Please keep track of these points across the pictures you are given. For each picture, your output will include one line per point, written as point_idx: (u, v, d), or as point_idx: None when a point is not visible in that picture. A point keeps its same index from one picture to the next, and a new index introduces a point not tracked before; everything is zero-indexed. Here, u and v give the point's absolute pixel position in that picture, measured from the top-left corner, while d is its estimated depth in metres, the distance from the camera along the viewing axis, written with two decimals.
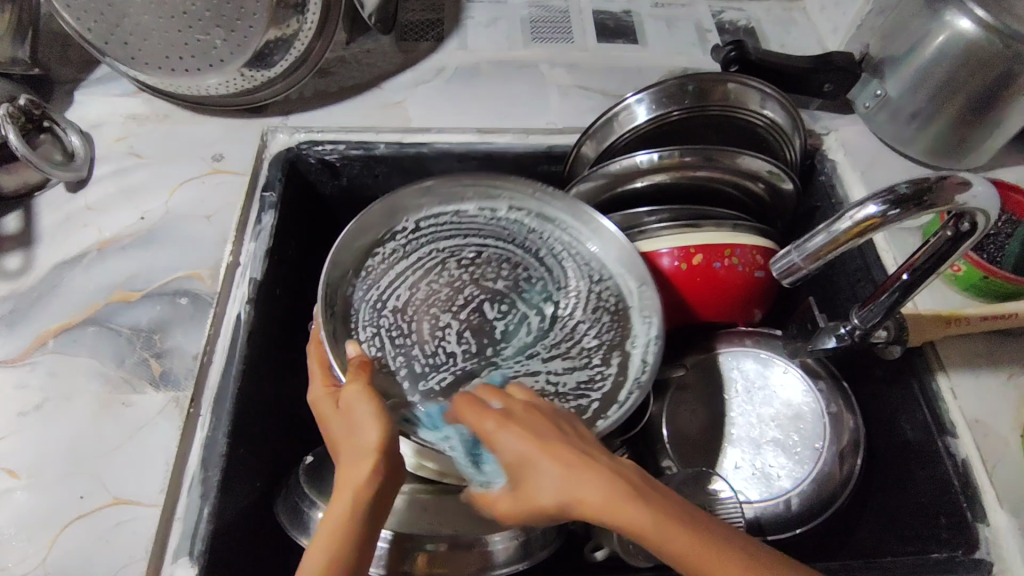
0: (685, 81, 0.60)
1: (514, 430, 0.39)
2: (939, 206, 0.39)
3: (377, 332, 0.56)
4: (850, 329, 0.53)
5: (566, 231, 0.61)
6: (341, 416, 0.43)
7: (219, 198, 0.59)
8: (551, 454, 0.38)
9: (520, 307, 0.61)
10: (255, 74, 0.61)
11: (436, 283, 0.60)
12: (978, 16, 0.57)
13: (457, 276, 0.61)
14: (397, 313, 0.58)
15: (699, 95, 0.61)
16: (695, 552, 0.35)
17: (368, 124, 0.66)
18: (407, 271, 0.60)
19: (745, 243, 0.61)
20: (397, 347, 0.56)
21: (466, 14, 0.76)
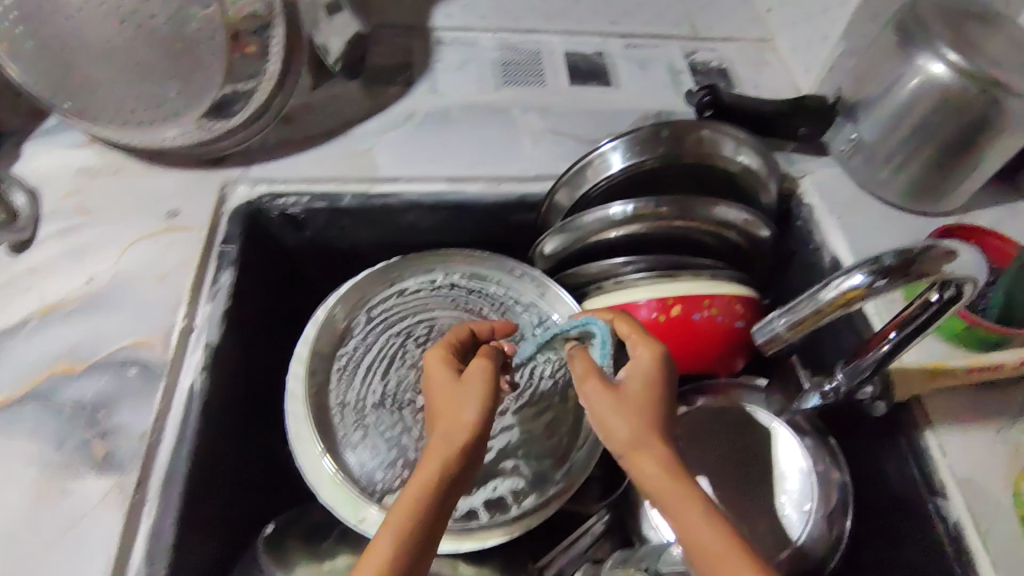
0: (654, 130, 0.59)
1: (653, 365, 0.42)
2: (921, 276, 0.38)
3: (361, 425, 0.56)
4: (835, 387, 0.51)
5: (502, 286, 0.65)
6: (450, 382, 0.42)
7: (174, 259, 0.56)
8: (660, 404, 0.41)
9: None
10: (214, 124, 0.58)
11: (400, 363, 0.60)
12: (952, 60, 0.57)
13: (417, 350, 0.61)
14: (375, 403, 0.58)
15: (673, 145, 0.59)
16: (719, 540, 0.35)
17: (334, 174, 0.63)
18: (373, 356, 0.60)
19: (724, 294, 0.61)
20: (382, 438, 0.56)
21: (434, 58, 0.74)
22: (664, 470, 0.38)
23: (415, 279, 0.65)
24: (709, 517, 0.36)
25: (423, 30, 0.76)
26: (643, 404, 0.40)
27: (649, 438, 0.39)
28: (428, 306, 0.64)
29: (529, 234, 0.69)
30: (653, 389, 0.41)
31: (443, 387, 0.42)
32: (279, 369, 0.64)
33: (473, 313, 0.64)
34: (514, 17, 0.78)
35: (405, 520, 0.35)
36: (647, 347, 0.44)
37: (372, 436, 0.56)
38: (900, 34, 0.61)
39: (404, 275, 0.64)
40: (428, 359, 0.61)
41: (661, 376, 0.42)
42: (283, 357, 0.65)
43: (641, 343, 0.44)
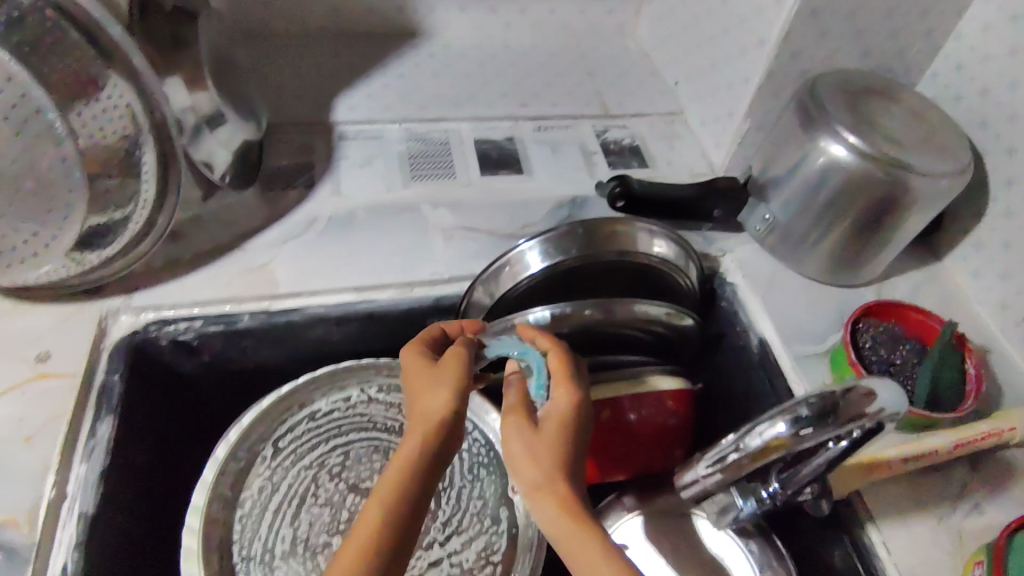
0: (567, 230, 0.57)
1: (573, 408, 0.45)
2: (846, 420, 0.35)
3: None
4: (773, 494, 0.49)
5: None
6: (426, 370, 0.45)
7: (42, 412, 0.50)
8: (572, 444, 0.44)
9: None
10: (86, 257, 0.52)
11: (313, 499, 0.55)
12: (850, 143, 0.57)
13: (331, 482, 0.56)
14: (284, 552, 0.52)
15: (587, 243, 0.58)
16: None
17: (227, 294, 0.58)
18: (281, 495, 0.55)
19: (653, 390, 0.58)
20: None
21: (339, 154, 0.70)
22: (561, 510, 0.41)
23: (326, 399, 0.60)
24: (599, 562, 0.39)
25: (324, 125, 0.73)
26: (552, 447, 0.43)
27: (554, 480, 0.42)
28: (342, 428, 0.59)
29: None
30: (571, 429, 0.44)
31: (418, 376, 0.45)
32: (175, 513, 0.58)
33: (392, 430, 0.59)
34: (419, 106, 0.76)
35: (368, 540, 0.37)
36: (568, 377, 0.46)
37: None
38: (800, 115, 0.61)
39: (314, 396, 0.59)
40: (344, 491, 0.56)
41: (577, 416, 0.45)
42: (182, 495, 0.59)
43: (557, 375, 0.46)
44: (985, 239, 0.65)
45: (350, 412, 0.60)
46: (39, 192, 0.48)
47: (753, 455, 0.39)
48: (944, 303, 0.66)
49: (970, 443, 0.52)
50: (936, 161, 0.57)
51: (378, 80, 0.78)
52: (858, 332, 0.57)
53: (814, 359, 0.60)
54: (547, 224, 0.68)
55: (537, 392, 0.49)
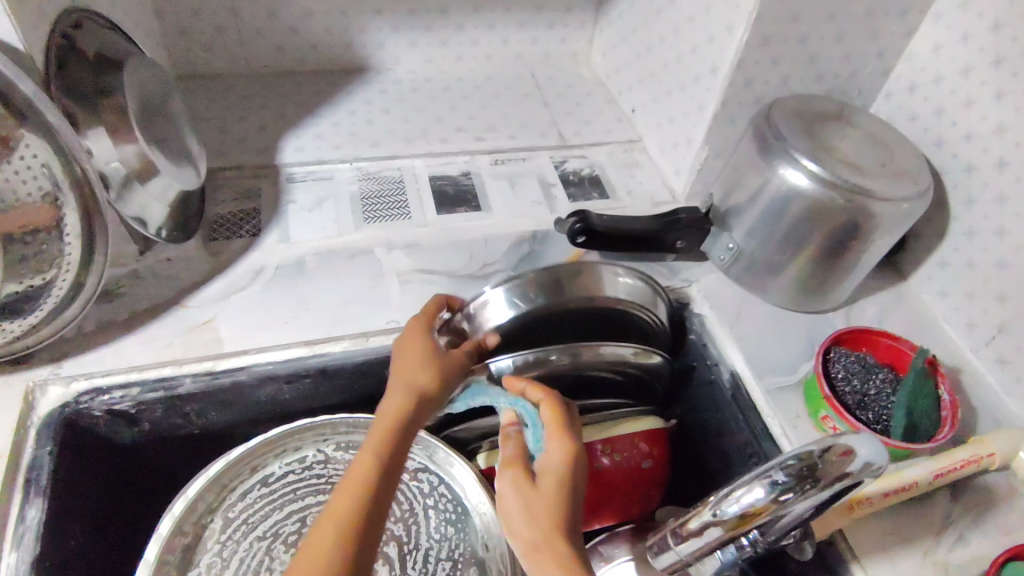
0: (533, 277, 0.53)
1: (572, 460, 0.43)
2: (827, 483, 0.35)
3: None
4: (753, 541, 0.46)
5: None
6: (417, 359, 0.48)
7: None
8: (570, 500, 0.42)
9: None
10: (5, 327, 0.48)
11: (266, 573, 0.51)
12: (811, 170, 0.55)
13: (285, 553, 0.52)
14: None
15: (554, 291, 0.54)
16: None
17: (167, 355, 0.54)
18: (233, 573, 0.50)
19: (625, 431, 0.57)
20: None
21: (287, 198, 0.67)
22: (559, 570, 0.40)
23: (280, 464, 0.56)
24: None
25: (271, 168, 0.70)
26: (550, 506, 0.41)
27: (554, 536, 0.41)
28: (297, 494, 0.55)
29: None
30: (570, 479, 0.43)
31: (409, 363, 0.47)
32: None
33: None
34: (371, 144, 0.74)
35: (345, 513, 0.39)
36: (565, 427, 0.44)
37: None
38: (758, 143, 0.60)
39: (265, 461, 0.56)
40: None
41: (574, 470, 0.43)
42: None
43: (553, 428, 0.44)
44: (949, 257, 0.64)
45: (305, 475, 0.56)
46: None
47: (730, 524, 0.39)
48: (913, 323, 0.65)
49: (949, 472, 0.51)
50: (897, 184, 0.56)
51: (326, 118, 0.76)
52: (830, 363, 0.56)
53: (787, 391, 0.58)
54: (508, 262, 0.65)
55: (533, 443, 0.46)
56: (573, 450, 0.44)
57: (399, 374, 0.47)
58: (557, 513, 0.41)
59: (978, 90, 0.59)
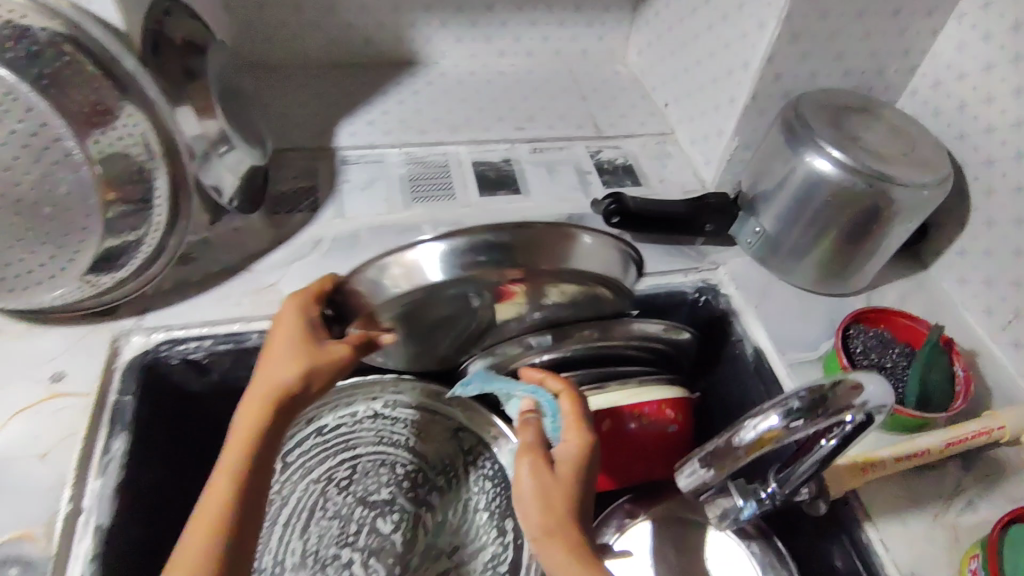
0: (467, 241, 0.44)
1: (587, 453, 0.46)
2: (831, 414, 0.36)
3: None
4: (770, 494, 0.51)
5: (429, 412, 0.61)
6: (278, 363, 0.45)
7: (57, 430, 0.51)
8: (582, 492, 0.45)
9: (410, 508, 0.59)
10: (98, 279, 0.54)
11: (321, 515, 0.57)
12: (835, 158, 0.59)
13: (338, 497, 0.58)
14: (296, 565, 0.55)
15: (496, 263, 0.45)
16: None
17: (237, 314, 0.60)
18: (293, 513, 0.57)
19: (653, 397, 0.60)
20: None
21: (342, 177, 0.73)
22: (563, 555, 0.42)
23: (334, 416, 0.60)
24: None
25: (327, 150, 0.75)
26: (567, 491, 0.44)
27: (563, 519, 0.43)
28: (349, 445, 0.60)
29: None
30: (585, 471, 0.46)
31: (269, 369, 0.45)
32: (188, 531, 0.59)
33: (400, 446, 0.60)
34: (418, 130, 0.79)
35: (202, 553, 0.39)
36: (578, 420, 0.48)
37: None
38: (785, 133, 0.63)
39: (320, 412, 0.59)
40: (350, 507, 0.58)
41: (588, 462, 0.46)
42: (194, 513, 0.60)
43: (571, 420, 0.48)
44: (968, 246, 0.67)
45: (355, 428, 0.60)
46: (55, 222, 0.48)
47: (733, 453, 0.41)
48: (931, 309, 0.68)
49: (961, 441, 0.54)
50: (916, 171, 0.59)
51: (378, 107, 0.81)
52: (850, 339, 0.59)
53: (808, 364, 0.62)
54: None
55: (551, 430, 0.53)
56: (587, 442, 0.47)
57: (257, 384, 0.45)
58: (568, 504, 0.44)
59: (998, 86, 0.62)
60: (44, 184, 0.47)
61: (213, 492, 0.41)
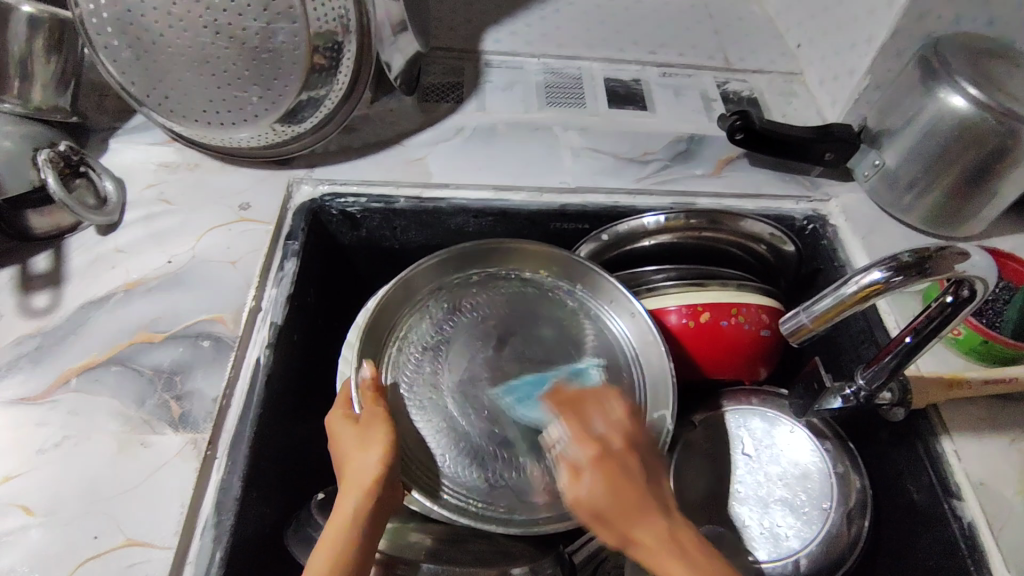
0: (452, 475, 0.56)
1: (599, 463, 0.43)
2: (938, 274, 0.41)
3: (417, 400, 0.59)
4: (855, 390, 0.54)
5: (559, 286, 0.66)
6: (351, 431, 0.49)
7: (244, 246, 0.61)
8: (633, 482, 0.42)
9: (527, 358, 0.63)
10: (286, 129, 0.64)
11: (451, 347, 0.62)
12: (970, 94, 0.60)
13: (469, 336, 0.63)
14: (428, 377, 0.60)
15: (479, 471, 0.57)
16: None
17: (389, 178, 0.68)
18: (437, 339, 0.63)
19: (750, 302, 0.64)
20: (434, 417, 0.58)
21: (485, 78, 0.80)
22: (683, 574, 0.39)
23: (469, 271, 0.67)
24: None
25: (474, 53, 0.82)
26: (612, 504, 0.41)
27: (627, 519, 0.41)
28: (484, 297, 0.66)
29: (566, 240, 0.73)
30: (607, 476, 0.42)
31: (348, 440, 0.49)
32: (331, 356, 0.69)
33: (531, 305, 0.66)
34: (558, 45, 0.84)
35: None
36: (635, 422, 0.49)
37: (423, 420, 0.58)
38: (924, 69, 0.64)
39: (461, 264, 0.66)
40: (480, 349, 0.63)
41: (603, 455, 0.44)
42: (334, 345, 0.70)
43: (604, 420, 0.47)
44: None
45: (489, 284, 0.66)
46: (268, 65, 0.57)
47: (819, 318, 0.42)
48: None
49: None
50: None
51: (521, 21, 0.87)
52: None
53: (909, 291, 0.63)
54: (667, 154, 0.74)
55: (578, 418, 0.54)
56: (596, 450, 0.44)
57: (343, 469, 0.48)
58: (625, 518, 0.41)
59: None
60: (266, 28, 0.55)
61: (318, 553, 0.43)
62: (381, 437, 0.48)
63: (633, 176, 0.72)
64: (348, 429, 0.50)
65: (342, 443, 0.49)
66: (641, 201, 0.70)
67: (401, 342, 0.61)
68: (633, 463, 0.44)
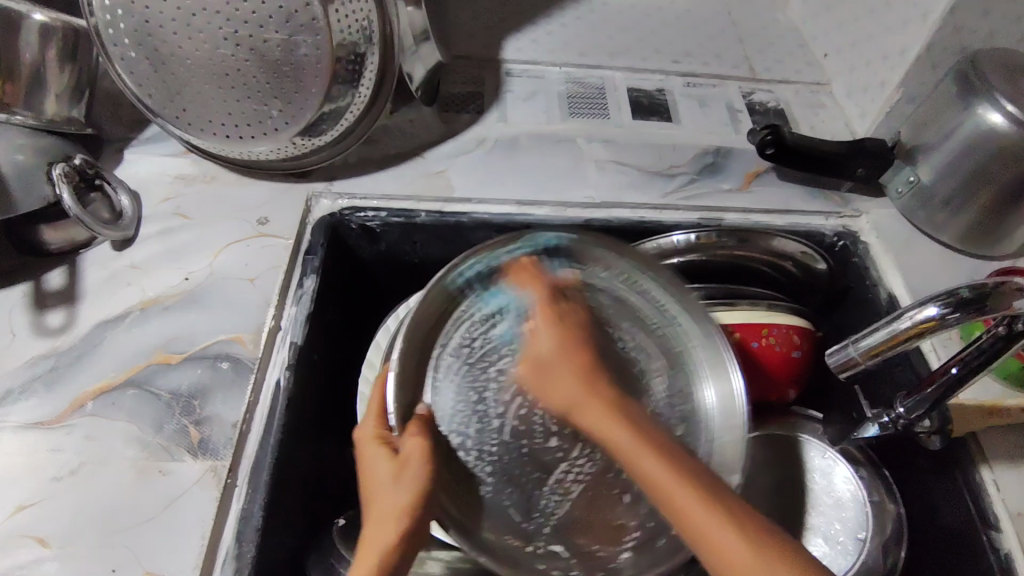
0: (495, 504, 0.54)
1: (403, 475, 0.44)
2: (993, 313, 0.41)
3: (441, 383, 0.54)
4: (894, 417, 0.52)
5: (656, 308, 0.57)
6: (383, 458, 0.45)
7: (263, 263, 0.59)
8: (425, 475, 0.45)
9: None
10: (305, 142, 0.62)
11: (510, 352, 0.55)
12: (1008, 111, 0.58)
13: None
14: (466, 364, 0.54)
15: (523, 508, 0.54)
16: (664, 478, 0.40)
17: (409, 193, 0.66)
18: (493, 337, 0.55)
19: (781, 322, 0.61)
20: (450, 409, 0.53)
21: (506, 87, 0.78)
22: (635, 444, 0.42)
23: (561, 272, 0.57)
24: (667, 476, 0.40)
25: (495, 62, 0.80)
26: (408, 472, 0.44)
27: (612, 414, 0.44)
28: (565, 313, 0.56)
29: None
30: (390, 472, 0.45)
31: (376, 468, 0.45)
32: (351, 373, 0.67)
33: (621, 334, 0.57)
34: (580, 53, 0.83)
35: None
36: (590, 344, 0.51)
37: (442, 398, 0.53)
38: (959, 83, 0.62)
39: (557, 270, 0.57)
40: None
41: (404, 460, 0.45)
42: (353, 361, 0.68)
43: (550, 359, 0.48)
44: None
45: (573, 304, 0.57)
46: (289, 78, 0.55)
47: (869, 351, 0.42)
48: None
49: None
50: None
51: (543, 28, 0.85)
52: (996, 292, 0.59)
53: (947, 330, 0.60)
54: (693, 167, 0.73)
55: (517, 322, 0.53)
56: (398, 469, 0.45)
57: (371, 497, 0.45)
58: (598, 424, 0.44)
59: None
60: (289, 41, 0.54)
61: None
62: (415, 476, 0.45)
63: (659, 191, 0.70)
64: (381, 457, 0.46)
65: (375, 474, 0.45)
66: (667, 217, 0.68)
67: (440, 351, 0.55)
68: (402, 472, 0.44)
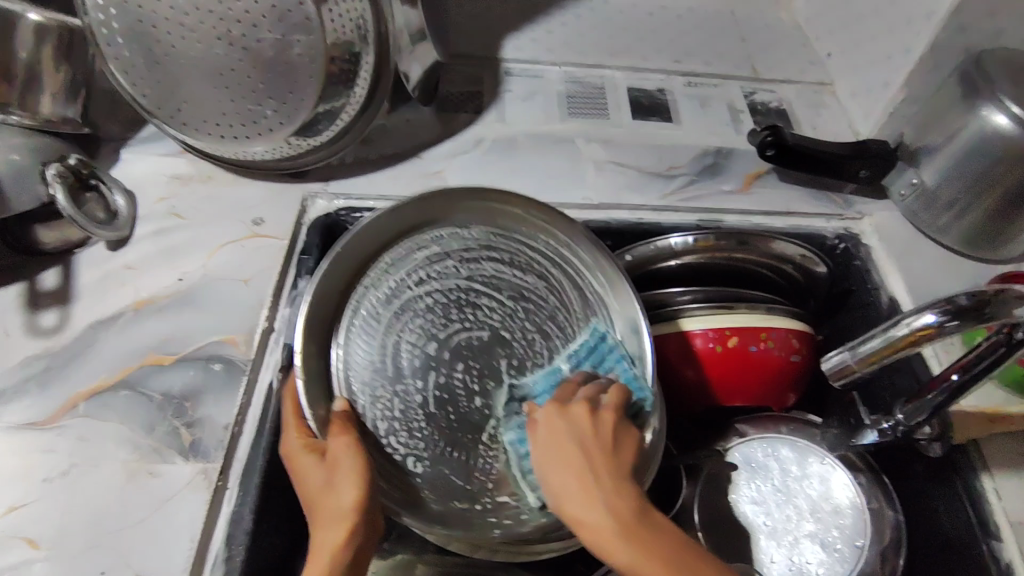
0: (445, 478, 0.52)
1: (340, 476, 0.43)
2: (994, 320, 0.40)
3: (353, 347, 0.51)
4: (893, 424, 0.51)
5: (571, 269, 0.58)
6: (318, 467, 0.45)
7: (257, 263, 0.59)
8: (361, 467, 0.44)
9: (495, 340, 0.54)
10: (301, 142, 0.62)
11: (425, 313, 0.53)
12: (1013, 113, 0.57)
13: (439, 303, 0.54)
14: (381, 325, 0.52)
15: (463, 473, 0.52)
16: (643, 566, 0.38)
17: (406, 194, 0.66)
18: (405, 297, 0.53)
19: (779, 326, 0.61)
20: (369, 372, 0.51)
21: (504, 87, 0.77)
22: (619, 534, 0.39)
23: (474, 233, 0.57)
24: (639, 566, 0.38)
25: (493, 61, 0.80)
26: (345, 472, 0.44)
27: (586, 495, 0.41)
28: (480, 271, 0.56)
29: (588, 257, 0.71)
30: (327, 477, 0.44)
31: (313, 477, 0.44)
32: None
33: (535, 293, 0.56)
34: (580, 52, 0.82)
35: None
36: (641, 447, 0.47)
37: (357, 361, 0.51)
38: (964, 84, 0.61)
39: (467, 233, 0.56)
40: (446, 322, 0.53)
41: (337, 462, 0.44)
42: None
43: (554, 428, 0.45)
44: None
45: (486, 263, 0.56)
46: (284, 78, 0.55)
47: (867, 358, 0.41)
48: None
49: None
50: None
51: (542, 27, 0.85)
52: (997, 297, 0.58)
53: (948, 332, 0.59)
54: (693, 168, 0.72)
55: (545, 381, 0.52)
56: (332, 475, 0.44)
57: (316, 508, 0.44)
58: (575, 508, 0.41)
59: None
60: (284, 40, 0.53)
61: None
62: (350, 474, 0.44)
63: (658, 192, 0.69)
64: (314, 465, 0.45)
65: (313, 484, 0.44)
66: (665, 219, 0.67)
67: (353, 313, 0.52)
68: (336, 474, 0.44)
